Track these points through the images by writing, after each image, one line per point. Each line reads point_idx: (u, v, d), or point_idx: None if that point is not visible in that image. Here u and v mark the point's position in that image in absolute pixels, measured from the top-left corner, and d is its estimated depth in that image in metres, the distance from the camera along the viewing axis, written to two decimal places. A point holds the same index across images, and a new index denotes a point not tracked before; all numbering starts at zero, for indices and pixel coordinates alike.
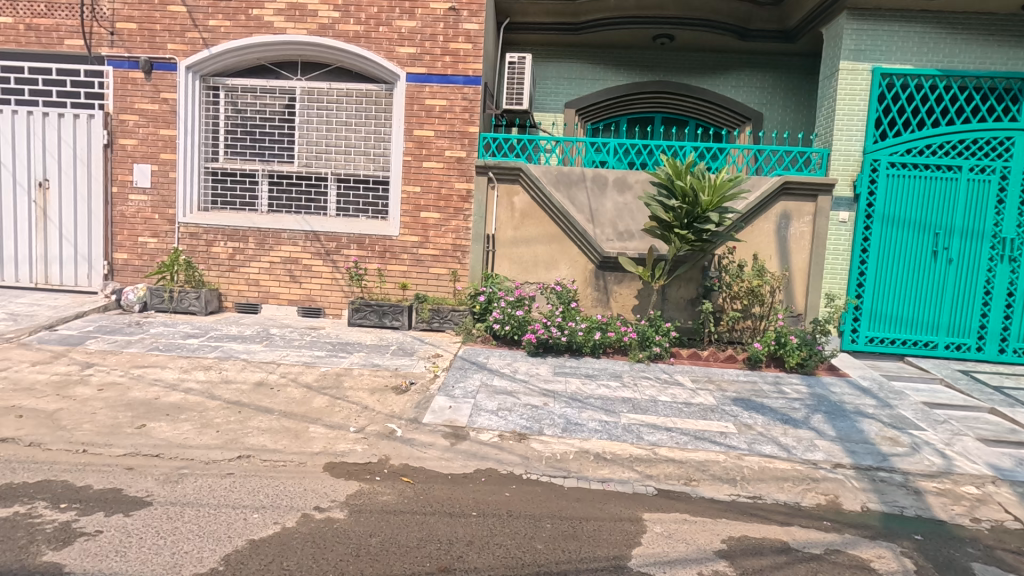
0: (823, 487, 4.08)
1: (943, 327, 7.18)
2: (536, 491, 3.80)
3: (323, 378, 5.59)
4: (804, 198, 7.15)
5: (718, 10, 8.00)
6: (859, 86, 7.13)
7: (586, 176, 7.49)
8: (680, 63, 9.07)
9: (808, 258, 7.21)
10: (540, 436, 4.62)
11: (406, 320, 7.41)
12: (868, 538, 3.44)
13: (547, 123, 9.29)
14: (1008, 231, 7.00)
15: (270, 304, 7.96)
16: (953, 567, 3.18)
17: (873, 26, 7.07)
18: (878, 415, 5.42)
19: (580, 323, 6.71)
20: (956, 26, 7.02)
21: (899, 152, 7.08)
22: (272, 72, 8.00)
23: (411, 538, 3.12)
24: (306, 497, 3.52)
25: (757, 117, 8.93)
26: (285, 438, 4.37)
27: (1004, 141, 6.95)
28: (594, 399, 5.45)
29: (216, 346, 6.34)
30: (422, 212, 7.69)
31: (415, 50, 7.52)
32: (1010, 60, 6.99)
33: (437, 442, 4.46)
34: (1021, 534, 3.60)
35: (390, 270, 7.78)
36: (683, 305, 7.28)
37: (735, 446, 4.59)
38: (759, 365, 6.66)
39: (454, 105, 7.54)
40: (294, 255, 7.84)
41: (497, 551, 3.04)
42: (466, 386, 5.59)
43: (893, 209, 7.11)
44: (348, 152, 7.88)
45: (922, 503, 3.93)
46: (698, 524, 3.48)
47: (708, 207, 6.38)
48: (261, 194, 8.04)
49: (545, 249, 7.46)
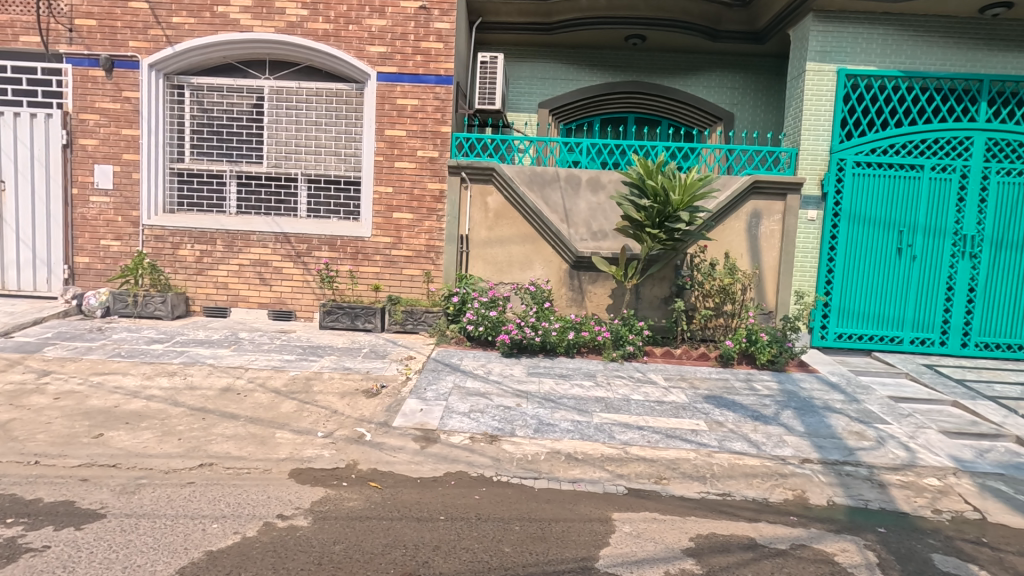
0: (790, 483, 4.12)
1: (909, 322, 7.34)
2: (506, 493, 3.78)
3: (291, 383, 5.48)
4: (773, 197, 7.26)
5: (688, 11, 8.08)
6: (824, 87, 7.27)
7: (560, 176, 7.49)
8: (653, 63, 9.12)
9: (778, 256, 7.32)
10: (511, 438, 4.59)
11: (379, 322, 7.34)
12: (833, 532, 3.48)
13: (520, 123, 9.27)
14: (968, 228, 7.18)
15: (240, 307, 7.80)
16: (914, 558, 3.22)
17: (838, 28, 7.21)
18: (846, 410, 5.51)
19: (553, 322, 6.71)
20: (917, 28, 7.19)
21: (864, 151, 7.22)
22: (240, 71, 7.83)
23: (376, 544, 3.07)
24: (269, 505, 3.43)
25: (728, 117, 9.04)
26: (250, 444, 4.26)
27: (963, 141, 7.14)
28: (567, 399, 5.44)
29: (181, 352, 6.18)
30: (395, 212, 7.61)
31: (385, 49, 7.43)
32: (968, 62, 7.20)
33: (407, 445, 4.40)
34: (980, 524, 3.68)
35: (362, 271, 7.69)
36: (656, 304, 7.33)
37: (706, 444, 4.62)
38: (731, 362, 6.72)
39: (426, 105, 7.48)
40: (263, 257, 7.70)
41: (463, 556, 3.00)
42: (439, 388, 5.55)
43: (859, 207, 7.24)
44: (318, 152, 7.76)
45: (887, 496, 3.99)
46: (666, 523, 3.48)
47: (679, 206, 6.43)
48: (228, 196, 7.87)
49: (519, 249, 7.43)
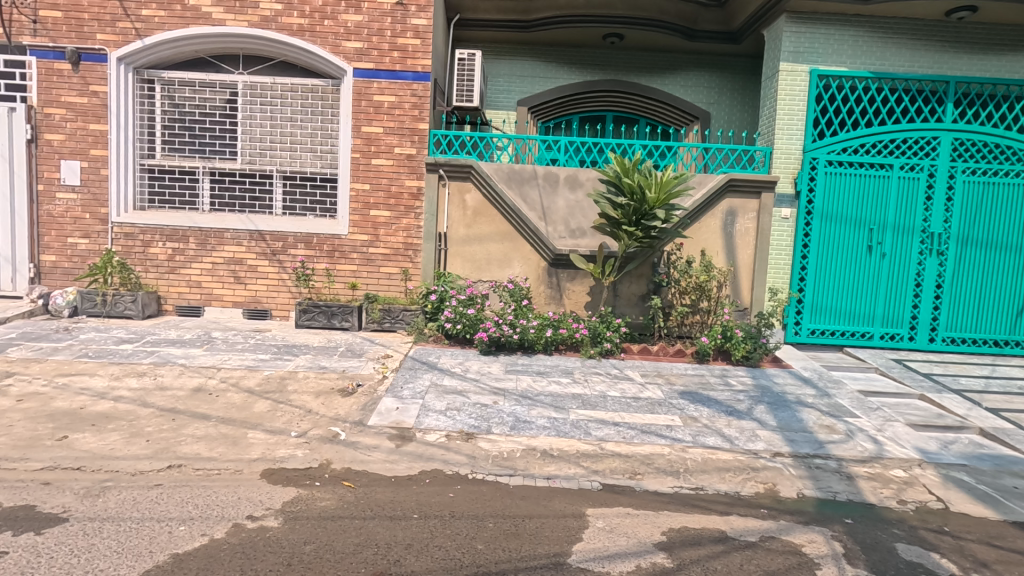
0: (762, 476, 4.19)
1: (879, 318, 7.51)
2: (481, 491, 3.77)
3: (265, 383, 5.40)
4: (748, 195, 7.36)
5: (665, 10, 8.15)
6: (798, 87, 7.39)
7: (538, 173, 7.49)
8: (631, 62, 9.18)
9: (753, 253, 7.43)
10: (487, 436, 4.58)
11: (356, 321, 7.28)
12: (802, 524, 3.54)
13: (499, 120, 9.27)
14: (936, 226, 7.36)
15: (214, 306, 7.67)
16: (878, 548, 3.30)
17: (810, 29, 7.33)
18: (817, 404, 5.62)
19: (531, 320, 6.74)
20: (887, 30, 7.34)
21: (836, 150, 7.36)
22: (212, 65, 7.67)
23: (347, 543, 3.04)
24: (239, 506, 3.38)
25: (705, 116, 9.13)
26: (221, 445, 4.19)
27: (931, 141, 7.31)
28: (544, 396, 5.46)
29: (152, 352, 6.05)
30: (372, 210, 7.55)
31: (362, 45, 7.36)
32: (935, 64, 7.38)
33: (382, 444, 4.37)
34: (943, 514, 3.78)
35: (339, 270, 7.62)
36: (634, 301, 7.40)
37: (680, 439, 4.67)
38: (707, 358, 6.81)
39: (403, 102, 7.42)
40: (237, 255, 7.58)
41: (436, 554, 2.99)
42: (415, 386, 5.51)
43: (831, 205, 7.38)
44: (293, 148, 7.65)
45: (854, 488, 4.08)
46: (640, 518, 3.51)
47: (655, 203, 6.47)
48: (202, 193, 7.73)
49: (498, 247, 7.41)
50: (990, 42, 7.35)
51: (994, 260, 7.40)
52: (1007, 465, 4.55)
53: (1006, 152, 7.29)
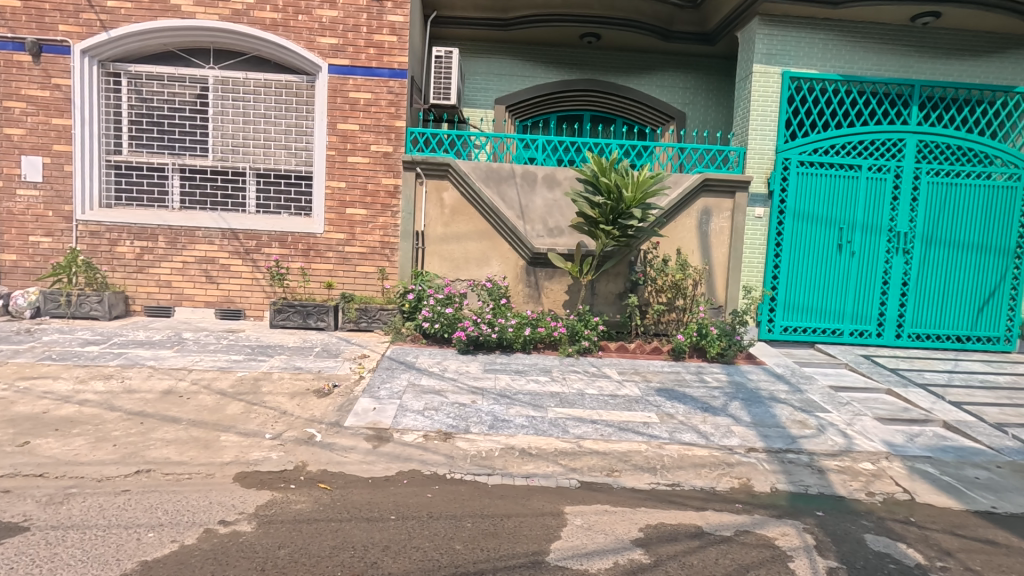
0: (736, 471, 4.26)
1: (848, 315, 7.69)
2: (459, 491, 3.75)
3: (238, 384, 5.29)
4: (723, 194, 7.47)
5: (641, 11, 8.21)
6: (770, 89, 7.52)
7: (516, 172, 7.47)
8: (608, 62, 9.23)
9: (728, 252, 7.55)
10: (465, 435, 4.56)
11: (332, 320, 7.19)
12: (775, 517, 3.61)
13: (476, 118, 9.24)
14: (902, 226, 7.57)
15: (185, 307, 7.49)
16: (848, 539, 3.38)
17: (782, 32, 7.47)
18: (790, 399, 5.74)
19: (510, 319, 6.73)
20: (854, 34, 7.53)
21: (808, 151, 7.52)
22: (181, 59, 7.47)
23: (323, 546, 2.99)
24: (211, 510, 3.30)
25: (680, 116, 9.23)
26: (192, 448, 4.09)
27: (897, 142, 7.51)
28: (522, 394, 5.46)
29: (119, 353, 5.88)
30: (348, 208, 7.45)
31: (337, 41, 7.26)
32: (901, 68, 7.60)
33: (359, 445, 4.32)
34: (909, 505, 3.89)
35: (314, 269, 7.51)
36: (611, 299, 7.45)
37: (657, 436, 4.72)
38: (683, 356, 6.91)
39: (379, 99, 7.35)
40: (209, 254, 7.42)
41: (414, 555, 2.97)
42: (393, 386, 5.46)
43: (802, 205, 7.54)
44: (266, 145, 7.51)
45: (825, 481, 4.18)
46: (617, 515, 3.53)
47: (632, 203, 6.53)
48: (171, 190, 7.53)
49: (476, 246, 7.39)
50: (952, 47, 7.60)
51: (957, 259, 7.65)
52: (969, 456, 4.71)
53: (968, 154, 7.54)
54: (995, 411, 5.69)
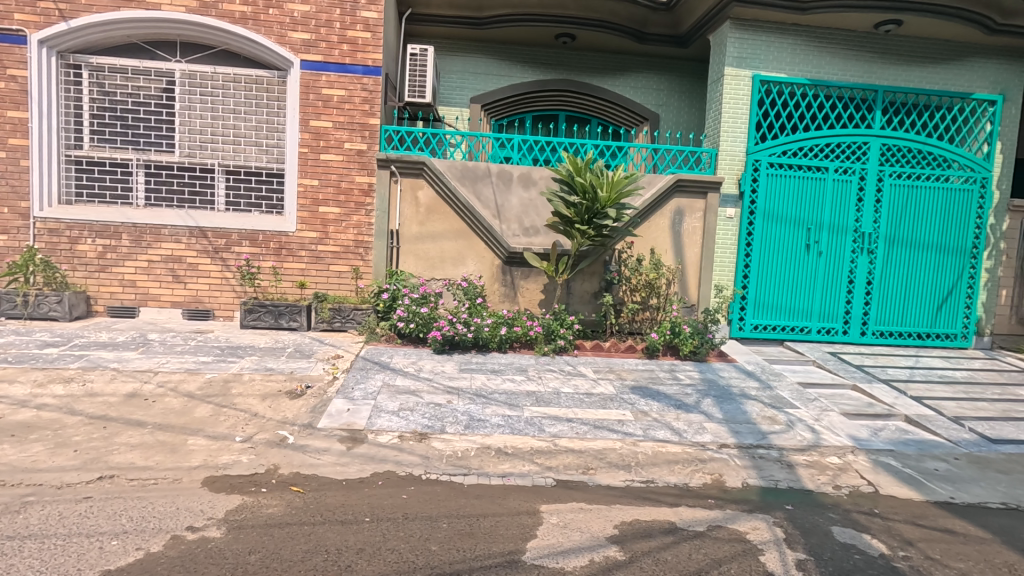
0: (709, 467, 4.33)
1: (816, 313, 7.90)
2: (435, 491, 3.73)
3: (206, 387, 5.15)
4: (695, 195, 7.60)
5: (615, 12, 8.28)
6: (741, 91, 7.67)
7: (491, 171, 7.45)
8: (583, 62, 9.29)
9: (700, 252, 7.68)
10: (441, 436, 4.53)
11: (305, 320, 7.07)
12: (746, 512, 3.68)
13: (451, 117, 9.19)
14: (866, 226, 7.80)
15: (150, 307, 7.28)
16: (816, 532, 3.47)
17: (753, 36, 7.63)
18: (760, 396, 5.87)
19: (485, 318, 6.72)
20: (821, 40, 7.73)
21: (777, 153, 7.69)
22: (146, 51, 7.24)
23: (296, 551, 2.94)
24: (178, 516, 3.21)
25: (654, 117, 9.35)
26: (158, 453, 3.98)
27: (862, 146, 7.74)
28: (498, 394, 5.45)
29: (80, 355, 5.68)
30: (321, 207, 7.33)
31: (309, 36, 7.13)
32: (865, 73, 7.83)
33: (333, 447, 4.26)
34: (874, 497, 4.01)
35: (286, 268, 7.38)
36: (587, 298, 7.50)
37: (631, 433, 4.78)
38: (656, 354, 7.00)
39: (353, 96, 7.25)
40: (176, 252, 7.23)
41: (389, 557, 2.93)
42: (367, 387, 5.40)
43: (772, 206, 7.71)
44: (236, 142, 7.33)
45: (794, 475, 4.28)
46: (592, 512, 3.56)
47: (607, 203, 6.58)
48: (136, 186, 7.30)
49: (451, 245, 7.35)
50: (913, 54, 7.86)
51: (917, 259, 7.92)
52: (929, 449, 4.89)
53: (927, 157, 7.82)
54: (954, 405, 5.92)
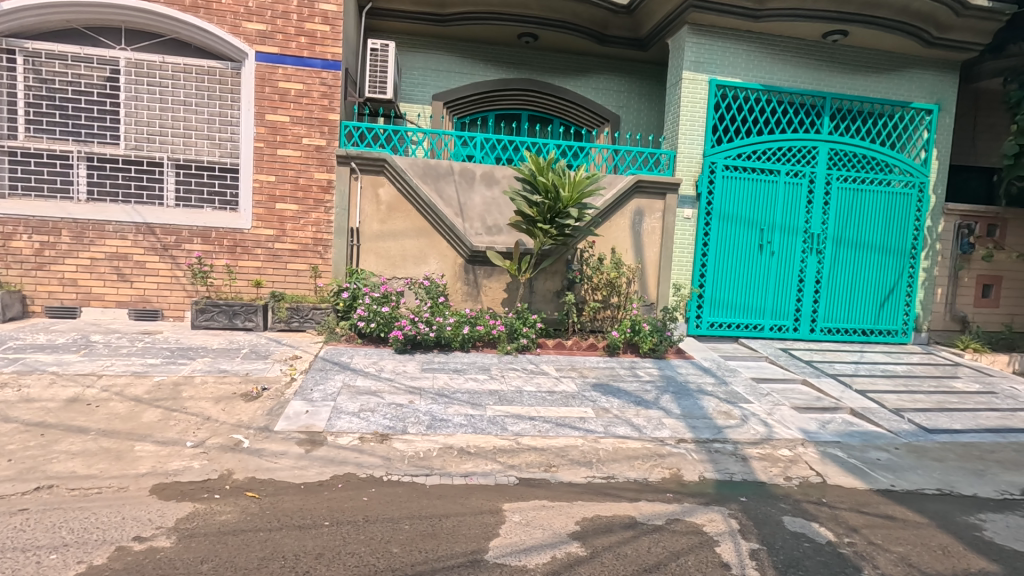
0: (668, 462, 4.44)
1: (768, 311, 8.18)
2: (397, 493, 3.68)
3: (155, 390, 4.93)
4: (654, 196, 7.76)
5: (577, 14, 8.35)
6: (698, 95, 7.87)
7: (453, 169, 7.41)
8: (545, 63, 9.35)
9: (659, 251, 7.85)
10: (402, 436, 4.49)
11: (261, 320, 6.87)
12: (703, 505, 3.79)
13: (413, 114, 9.09)
14: (815, 227, 8.14)
15: (93, 307, 6.96)
16: (768, 522, 3.60)
17: (709, 41, 7.84)
18: (716, 391, 6.04)
19: (448, 317, 6.68)
20: (773, 47, 8.02)
21: (732, 156, 7.93)
22: (88, 38, 6.87)
23: (251, 558, 2.85)
24: (124, 526, 3.07)
25: (615, 119, 9.49)
26: (102, 460, 3.79)
27: (811, 150, 8.06)
28: (461, 393, 5.43)
29: (14, 359, 5.35)
30: (278, 203, 7.13)
31: (265, 27, 6.92)
32: (814, 80, 8.15)
33: (290, 450, 4.15)
34: (822, 487, 4.20)
35: (241, 266, 7.15)
36: (549, 297, 7.55)
37: (593, 430, 4.84)
38: (617, 351, 7.10)
39: (311, 90, 7.08)
40: (122, 250, 6.95)
41: (348, 561, 2.88)
42: (327, 387, 5.30)
43: (727, 207, 7.95)
44: (186, 135, 7.04)
45: (748, 468, 4.42)
46: (554, 509, 3.59)
47: (569, 202, 6.64)
48: (77, 179, 6.91)
49: (413, 243, 7.27)
50: (858, 63, 8.24)
51: (862, 259, 8.31)
52: (872, 440, 5.14)
53: (871, 162, 8.21)
54: (894, 397, 6.24)
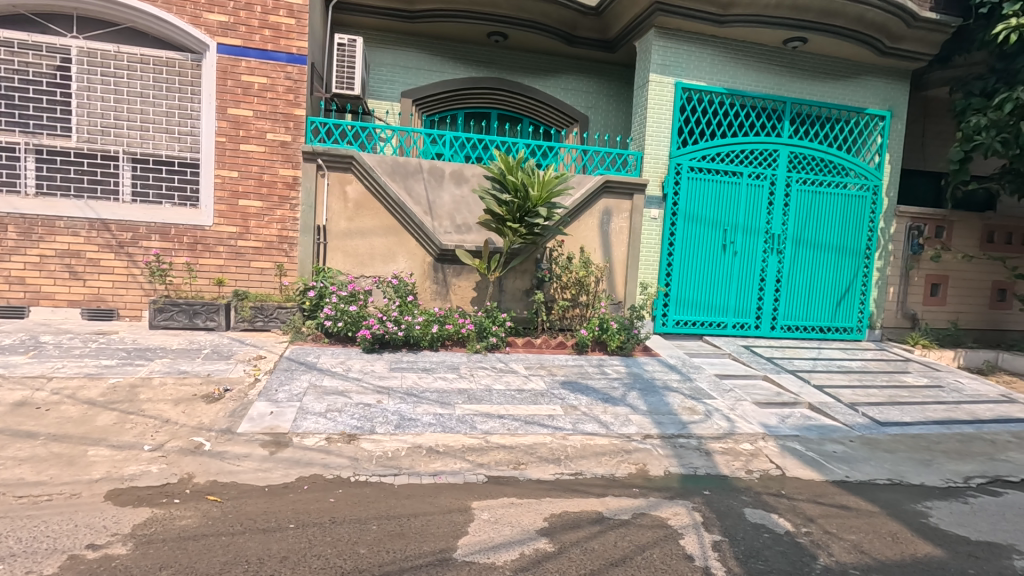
0: (634, 458, 4.52)
1: (731, 309, 8.40)
2: (364, 493, 3.65)
3: (110, 393, 4.75)
4: (622, 196, 7.89)
5: (546, 14, 8.39)
6: (664, 97, 8.02)
7: (422, 167, 7.37)
8: (515, 62, 9.36)
9: (626, 251, 7.98)
10: (370, 436, 4.44)
11: (223, 320, 6.69)
12: (668, 499, 3.87)
13: (382, 111, 8.98)
14: (776, 228, 8.39)
15: (43, 307, 6.66)
16: (730, 514, 3.71)
17: (675, 45, 7.99)
18: (681, 388, 6.18)
19: (417, 316, 6.65)
20: (736, 53, 8.23)
21: (697, 157, 8.11)
22: (36, 24, 6.56)
23: (213, 563, 2.79)
24: (77, 535, 2.95)
25: (584, 119, 9.58)
26: (52, 466, 3.63)
27: (772, 153, 8.31)
28: (430, 392, 5.41)
29: None
30: (241, 200, 6.96)
31: (227, 19, 6.74)
32: (775, 85, 8.40)
33: (254, 452, 4.07)
34: (781, 479, 4.34)
35: (202, 264, 6.95)
36: (519, 296, 7.59)
37: (561, 427, 4.90)
38: (586, 349, 7.19)
39: (276, 85, 6.93)
40: (74, 246, 6.66)
41: (314, 564, 2.84)
42: (292, 388, 5.19)
43: (692, 207, 8.12)
44: (143, 127, 6.79)
45: (711, 462, 4.54)
46: (523, 506, 3.61)
47: (538, 202, 6.69)
48: (24, 172, 6.58)
49: (382, 241, 7.19)
50: (817, 70, 8.53)
51: (820, 258, 8.61)
52: (828, 433, 5.34)
53: (829, 165, 8.52)
54: (849, 392, 6.50)
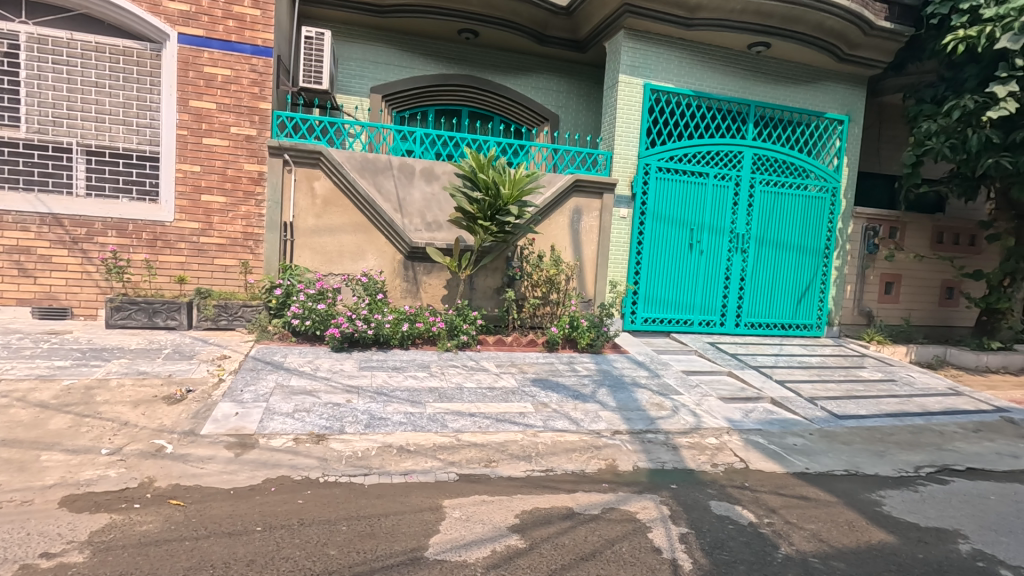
0: (604, 453, 4.58)
1: (698, 307, 8.59)
2: (334, 493, 3.60)
3: (63, 395, 4.56)
4: (592, 195, 7.97)
5: (517, 13, 8.40)
6: (634, 98, 8.13)
7: (392, 164, 7.29)
8: (486, 60, 9.34)
9: (596, 249, 8.08)
10: (339, 436, 4.39)
11: (185, 319, 6.49)
12: (636, 493, 3.95)
13: (350, 106, 8.84)
14: (740, 228, 8.62)
15: None
16: (696, 506, 3.80)
17: (644, 46, 8.11)
18: (649, 384, 6.30)
19: (386, 314, 6.58)
20: (703, 56, 8.41)
21: (665, 158, 8.25)
22: None
23: (176, 569, 2.71)
24: (29, 543, 2.83)
25: (554, 118, 9.63)
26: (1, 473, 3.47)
27: (737, 155, 8.53)
28: (400, 391, 5.37)
29: None
30: (203, 195, 6.76)
31: (188, 8, 6.53)
32: (740, 88, 8.61)
33: (218, 454, 3.97)
34: (744, 471, 4.48)
35: (162, 261, 6.73)
36: (490, 294, 7.59)
37: (532, 425, 4.93)
38: (557, 347, 7.24)
39: (240, 77, 6.75)
40: (23, 242, 6.36)
41: (283, 566, 2.80)
42: (258, 388, 5.08)
43: (660, 207, 8.27)
44: (98, 119, 6.53)
45: (678, 456, 4.65)
46: (494, 504, 3.63)
47: (509, 200, 6.71)
48: None
49: (351, 239, 7.09)
50: (779, 74, 8.78)
51: (782, 257, 8.88)
52: (789, 427, 5.53)
53: (791, 167, 8.79)
54: (809, 387, 6.73)
